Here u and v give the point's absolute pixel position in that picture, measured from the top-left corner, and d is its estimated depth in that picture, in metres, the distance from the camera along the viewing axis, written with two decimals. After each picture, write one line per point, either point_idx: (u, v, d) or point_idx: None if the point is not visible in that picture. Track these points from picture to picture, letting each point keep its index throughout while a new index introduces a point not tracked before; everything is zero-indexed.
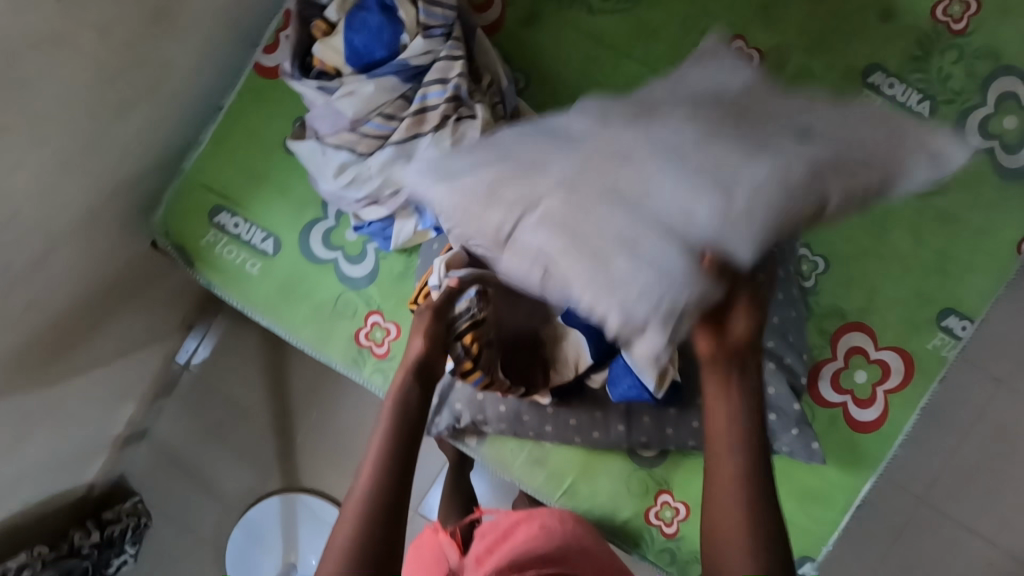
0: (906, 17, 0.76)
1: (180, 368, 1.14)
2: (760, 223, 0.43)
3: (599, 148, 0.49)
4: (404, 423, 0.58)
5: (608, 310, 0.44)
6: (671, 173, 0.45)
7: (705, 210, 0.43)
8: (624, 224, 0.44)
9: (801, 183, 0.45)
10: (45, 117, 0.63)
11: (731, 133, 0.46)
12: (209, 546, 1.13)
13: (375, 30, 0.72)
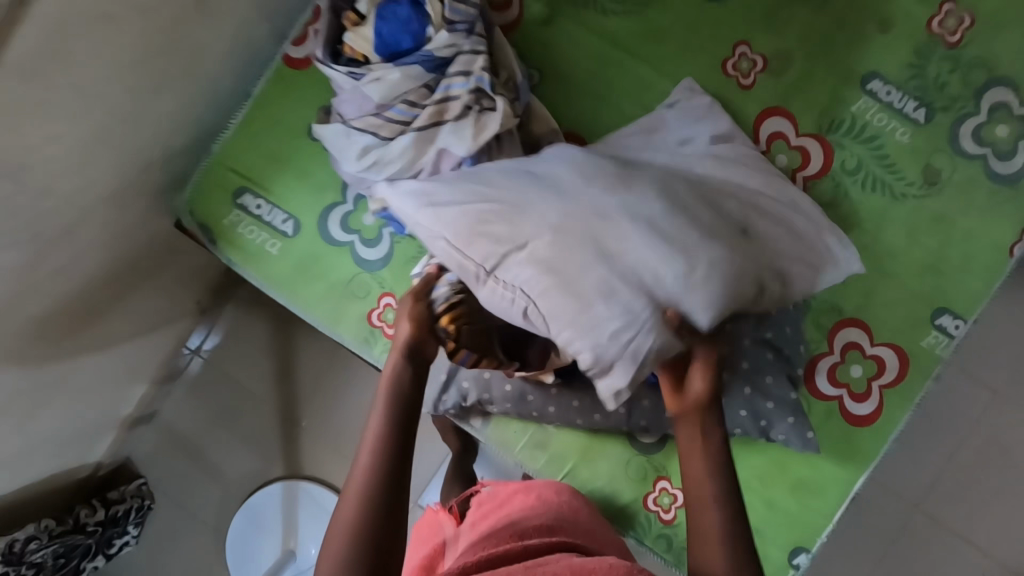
0: (905, 28, 0.82)
1: (187, 357, 1.29)
2: (713, 294, 0.61)
3: (580, 207, 0.63)
4: (398, 407, 0.62)
5: (585, 345, 0.60)
6: (644, 244, 0.61)
7: (670, 275, 0.60)
8: (605, 278, 0.60)
9: (741, 266, 0.62)
10: (89, 92, 0.69)
11: (690, 215, 0.63)
12: (211, 527, 1.30)
13: (406, 21, 0.70)
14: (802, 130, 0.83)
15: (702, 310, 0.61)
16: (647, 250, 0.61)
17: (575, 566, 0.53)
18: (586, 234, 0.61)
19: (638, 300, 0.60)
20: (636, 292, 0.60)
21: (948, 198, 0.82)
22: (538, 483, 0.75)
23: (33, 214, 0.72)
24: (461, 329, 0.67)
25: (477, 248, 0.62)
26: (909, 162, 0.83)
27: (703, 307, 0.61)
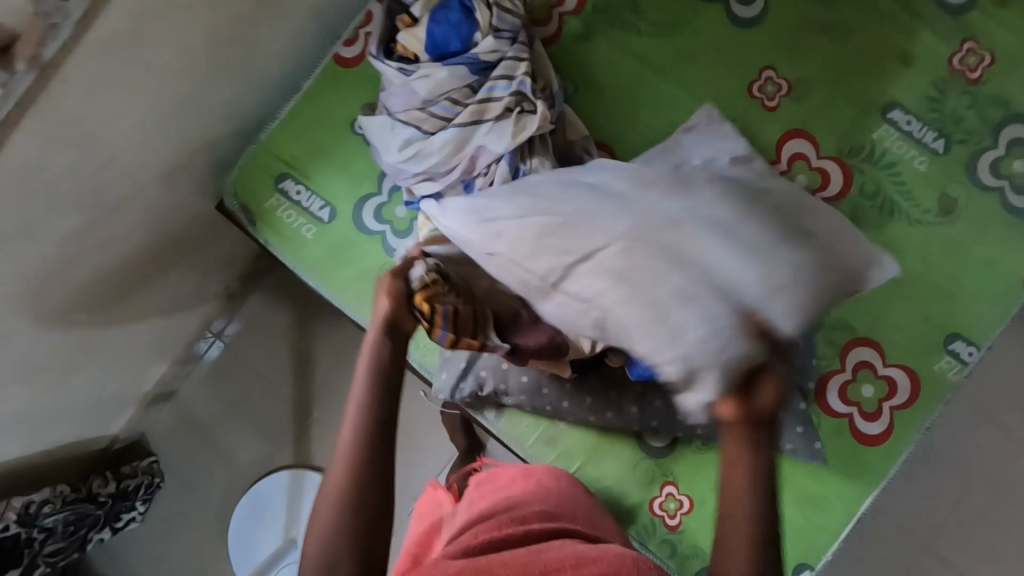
0: (926, 62, 0.86)
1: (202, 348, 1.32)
2: (794, 297, 0.59)
3: (647, 218, 0.65)
4: (378, 383, 0.59)
5: (668, 355, 0.59)
6: (717, 249, 0.61)
7: (750, 279, 0.59)
8: (679, 283, 0.60)
9: (817, 273, 0.62)
10: (159, 73, 0.74)
11: (759, 224, 0.64)
12: (217, 510, 1.31)
13: (456, 25, 0.76)
14: (823, 152, 0.87)
15: (786, 316, 0.59)
16: (715, 256, 0.61)
17: (579, 555, 0.53)
18: (652, 243, 0.62)
19: (715, 303, 0.59)
20: (718, 298, 0.59)
21: (964, 227, 0.84)
22: (534, 467, 0.75)
23: (92, 181, 0.77)
24: (436, 308, 0.64)
25: (540, 263, 0.66)
26: (926, 190, 0.85)
27: (784, 310, 0.59)
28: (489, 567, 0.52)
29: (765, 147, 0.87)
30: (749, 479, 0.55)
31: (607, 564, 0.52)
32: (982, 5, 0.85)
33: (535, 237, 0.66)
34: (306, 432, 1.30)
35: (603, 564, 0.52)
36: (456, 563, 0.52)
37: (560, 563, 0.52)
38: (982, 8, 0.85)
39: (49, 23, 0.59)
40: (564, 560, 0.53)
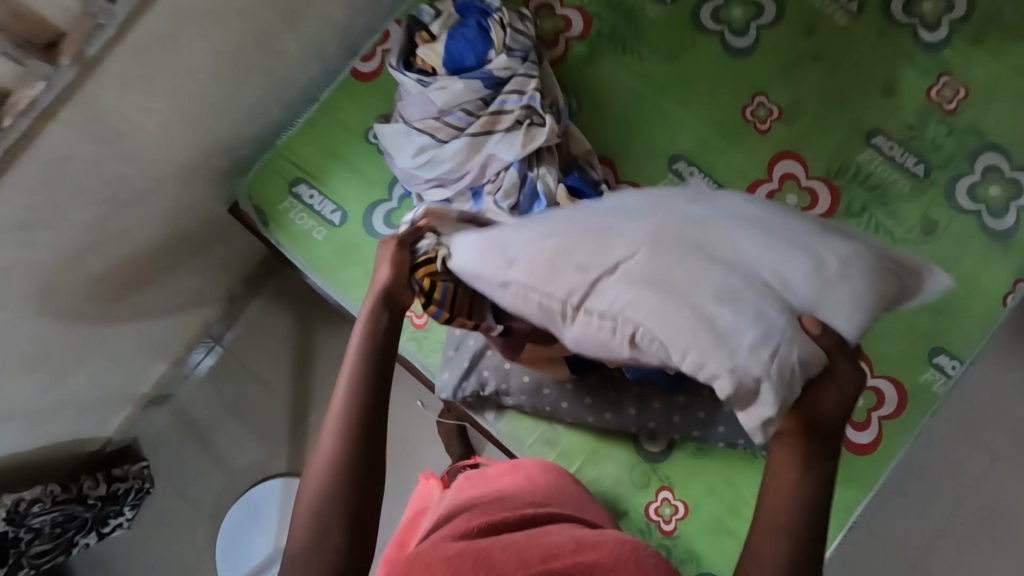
0: (907, 93, 0.92)
1: (199, 351, 1.32)
2: (859, 291, 0.49)
3: (667, 217, 0.55)
4: (370, 351, 0.60)
5: (722, 367, 0.47)
6: (756, 243, 0.51)
7: (802, 273, 0.50)
8: (719, 281, 0.50)
9: (880, 263, 0.52)
10: (188, 77, 0.79)
11: (794, 219, 0.55)
12: (207, 516, 1.31)
13: (472, 42, 0.81)
14: (812, 172, 0.92)
15: (846, 317, 0.49)
16: (760, 252, 0.51)
17: (579, 539, 0.54)
18: (685, 240, 0.52)
19: (768, 305, 0.48)
20: (765, 296, 0.49)
21: (945, 247, 0.89)
22: (526, 460, 0.75)
23: (115, 177, 0.80)
24: (435, 284, 0.65)
25: (559, 281, 0.54)
26: (909, 210, 0.90)
27: (842, 308, 0.49)
28: (487, 550, 0.51)
29: (758, 165, 0.93)
30: (796, 493, 0.50)
31: (607, 550, 0.52)
32: (956, 43, 0.92)
33: (545, 251, 0.56)
34: (302, 439, 1.30)
35: (603, 549, 0.52)
36: (454, 545, 0.51)
37: (559, 547, 0.52)
38: (956, 46, 0.92)
39: (95, 22, 0.62)
40: (564, 544, 0.53)
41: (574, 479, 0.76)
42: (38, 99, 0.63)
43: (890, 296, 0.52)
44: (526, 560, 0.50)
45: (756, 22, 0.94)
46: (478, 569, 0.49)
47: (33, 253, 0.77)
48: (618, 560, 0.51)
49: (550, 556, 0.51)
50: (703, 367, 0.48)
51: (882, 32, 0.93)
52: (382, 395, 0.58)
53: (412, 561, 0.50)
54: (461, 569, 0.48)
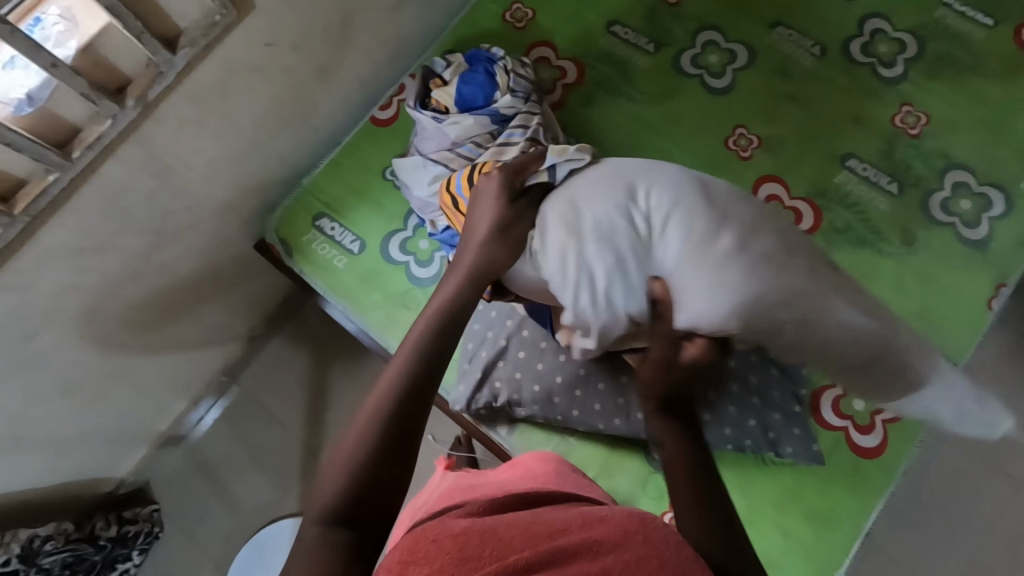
0: (873, 121, 1.02)
1: (203, 407, 1.33)
2: (718, 280, 0.68)
3: (621, 178, 0.74)
4: (437, 334, 0.64)
5: (573, 281, 0.71)
6: (666, 211, 0.72)
7: (677, 248, 0.70)
8: (613, 227, 0.71)
9: (759, 278, 0.69)
10: (231, 123, 0.89)
11: (724, 210, 0.72)
12: (214, 561, 1.27)
13: (481, 85, 0.92)
14: (795, 194, 1.00)
15: (696, 302, 0.68)
16: (673, 238, 0.71)
17: (585, 515, 0.52)
18: (625, 210, 0.72)
19: (633, 261, 0.71)
20: (634, 252, 0.71)
21: (925, 257, 0.95)
22: (523, 458, 0.80)
23: (159, 209, 0.88)
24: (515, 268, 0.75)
25: None
26: (889, 225, 0.97)
27: (694, 287, 0.69)
28: (494, 527, 0.50)
29: (745, 189, 1.01)
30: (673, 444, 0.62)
31: (613, 525, 0.50)
32: (912, 78, 1.03)
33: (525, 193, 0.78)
34: (313, 477, 1.29)
35: (609, 524, 0.50)
36: (459, 522, 0.50)
37: (566, 522, 0.51)
38: (913, 80, 1.03)
39: (157, 71, 0.73)
40: (571, 519, 0.51)
41: (574, 467, 0.78)
42: (104, 135, 0.72)
43: (772, 305, 0.69)
44: (532, 534, 0.49)
45: (732, 66, 1.06)
46: (485, 544, 0.47)
47: (80, 277, 0.82)
48: (626, 532, 0.49)
49: (557, 531, 0.49)
50: (560, 293, 0.72)
51: (845, 71, 1.05)
52: (428, 388, 0.61)
53: (417, 538, 0.49)
54: (467, 544, 0.47)
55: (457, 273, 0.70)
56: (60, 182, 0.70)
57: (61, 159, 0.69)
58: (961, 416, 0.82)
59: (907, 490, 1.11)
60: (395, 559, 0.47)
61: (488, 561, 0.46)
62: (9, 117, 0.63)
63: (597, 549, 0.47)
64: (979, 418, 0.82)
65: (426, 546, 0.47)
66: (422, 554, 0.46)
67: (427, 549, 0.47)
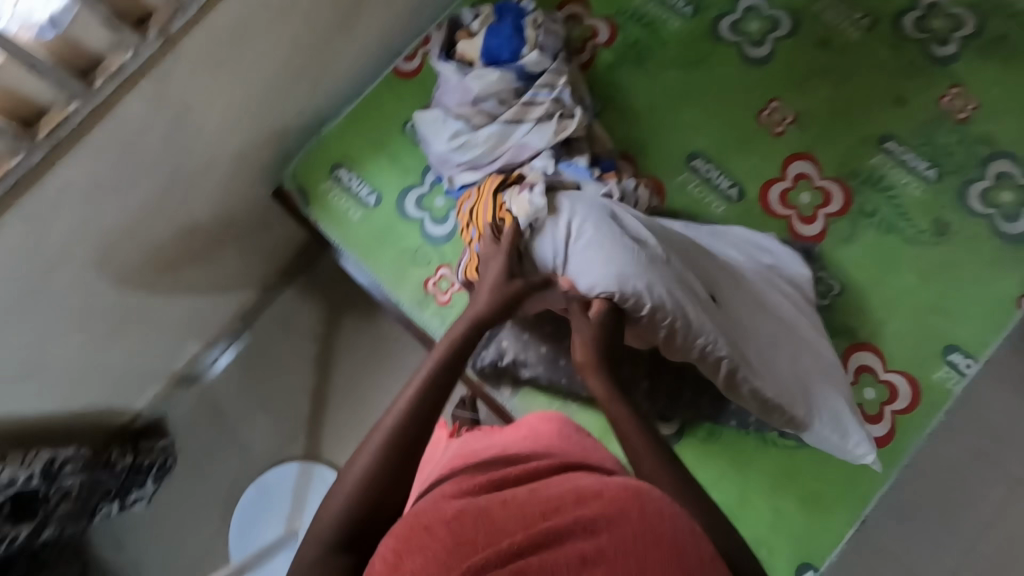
0: (918, 102, 0.97)
1: (215, 349, 1.35)
2: (617, 262, 0.73)
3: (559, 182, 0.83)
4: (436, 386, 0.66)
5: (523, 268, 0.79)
6: (582, 207, 0.78)
7: (582, 238, 0.76)
8: (538, 216, 0.78)
9: (659, 271, 0.74)
10: (253, 65, 0.88)
11: (634, 219, 0.78)
12: (222, 498, 1.32)
13: (509, 38, 0.89)
14: (825, 173, 0.96)
15: (598, 280, 0.73)
16: (584, 235, 0.76)
17: (580, 490, 0.52)
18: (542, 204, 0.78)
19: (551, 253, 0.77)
20: (551, 238, 0.77)
21: (957, 248, 0.91)
22: (529, 419, 0.79)
23: (180, 149, 0.88)
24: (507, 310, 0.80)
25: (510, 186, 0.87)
26: (921, 213, 0.93)
27: (592, 273, 0.74)
28: (488, 507, 0.51)
29: (773, 166, 0.97)
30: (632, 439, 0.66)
31: (608, 501, 0.51)
32: (965, 58, 0.97)
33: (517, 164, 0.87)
34: (320, 424, 1.33)
35: (604, 500, 0.51)
36: (454, 504, 0.51)
37: (560, 499, 0.52)
38: (965, 60, 0.97)
39: (179, 4, 0.72)
40: (565, 496, 0.52)
41: (577, 428, 0.78)
42: (125, 67, 0.71)
43: (668, 290, 0.73)
44: (526, 515, 0.50)
45: (773, 34, 1.01)
46: (479, 528, 0.49)
47: (102, 212, 0.83)
48: (621, 509, 0.50)
49: (551, 510, 0.50)
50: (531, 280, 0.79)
51: (893, 47, 0.99)
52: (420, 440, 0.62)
53: (413, 523, 0.50)
54: (461, 532, 0.48)
55: (443, 343, 0.71)
56: (80, 112, 0.70)
57: (80, 87, 0.69)
58: (837, 431, 0.80)
59: (908, 484, 1.10)
60: (392, 546, 0.49)
61: (482, 547, 0.47)
62: (33, 42, 0.63)
63: (590, 530, 0.48)
64: (848, 445, 0.81)
65: (420, 533, 0.49)
66: (417, 541, 0.48)
67: (422, 536, 0.48)
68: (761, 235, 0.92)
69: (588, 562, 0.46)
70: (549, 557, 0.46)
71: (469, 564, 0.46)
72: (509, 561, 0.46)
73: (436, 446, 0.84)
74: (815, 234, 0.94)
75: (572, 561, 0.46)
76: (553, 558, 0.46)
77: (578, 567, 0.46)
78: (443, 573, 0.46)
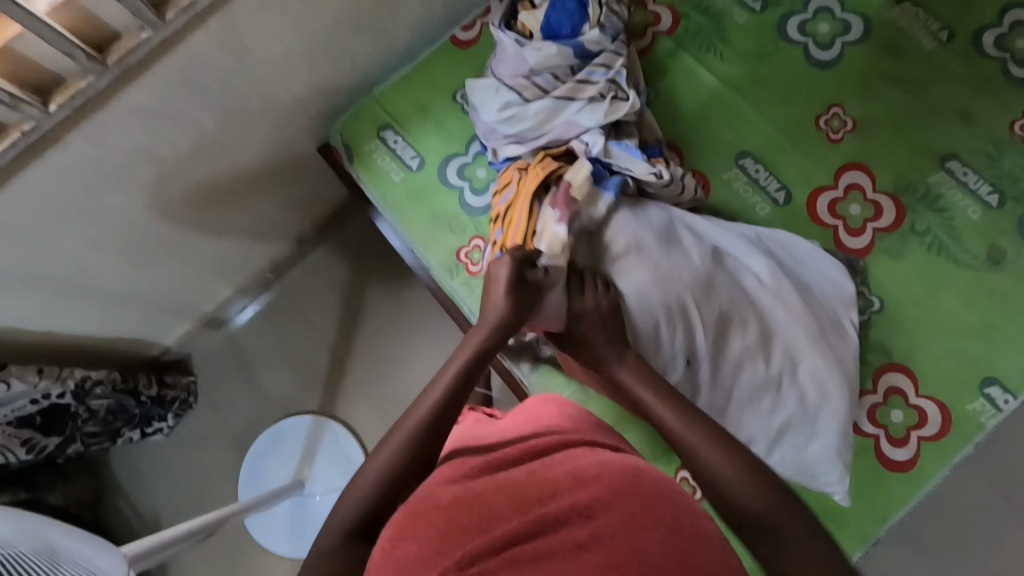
0: (990, 123, 0.92)
1: (246, 295, 1.39)
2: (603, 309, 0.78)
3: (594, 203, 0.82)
4: (461, 384, 0.67)
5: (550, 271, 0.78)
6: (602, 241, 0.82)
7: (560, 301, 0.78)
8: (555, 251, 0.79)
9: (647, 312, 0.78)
10: (316, 16, 0.89)
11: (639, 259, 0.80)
12: (237, 438, 1.36)
13: (571, 13, 0.88)
14: (879, 186, 0.93)
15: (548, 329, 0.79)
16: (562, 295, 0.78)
17: (576, 477, 0.51)
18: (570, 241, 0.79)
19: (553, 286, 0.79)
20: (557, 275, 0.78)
21: (1011, 278, 0.87)
22: (528, 404, 0.77)
23: (237, 89, 0.89)
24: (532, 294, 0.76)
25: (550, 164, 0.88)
26: (976, 238, 0.89)
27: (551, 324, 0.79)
28: (483, 494, 0.50)
29: (825, 172, 0.94)
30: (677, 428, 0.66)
31: (605, 486, 0.50)
32: None
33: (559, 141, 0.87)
34: (338, 381, 1.36)
35: (602, 484, 0.50)
36: (450, 491, 0.50)
37: (557, 484, 0.51)
38: None
39: None
40: (562, 481, 0.51)
41: (580, 409, 0.77)
42: (196, 2, 0.73)
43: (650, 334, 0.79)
44: (521, 501, 0.49)
45: (842, 38, 0.98)
46: (472, 515, 0.47)
47: (157, 142, 0.86)
48: (617, 494, 0.49)
49: (547, 496, 0.49)
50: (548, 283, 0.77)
51: (969, 63, 0.94)
52: (433, 450, 0.62)
53: (408, 513, 0.49)
54: (454, 518, 0.47)
55: (464, 350, 0.71)
56: (150, 41, 0.72)
57: (154, 17, 0.70)
58: (817, 470, 0.80)
59: (923, 517, 1.07)
60: (388, 536, 0.48)
61: (476, 533, 0.45)
62: None
63: (586, 514, 0.47)
64: (814, 477, 0.80)
65: (413, 524, 0.47)
66: (412, 529, 0.47)
67: (417, 525, 0.47)
68: (803, 241, 0.90)
69: (583, 546, 0.44)
70: (544, 542, 0.44)
71: (462, 550, 0.43)
72: (504, 547, 0.44)
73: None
74: (860, 247, 0.91)
75: (567, 546, 0.44)
76: (548, 543, 0.44)
77: (574, 551, 0.43)
78: (433, 560, 0.43)
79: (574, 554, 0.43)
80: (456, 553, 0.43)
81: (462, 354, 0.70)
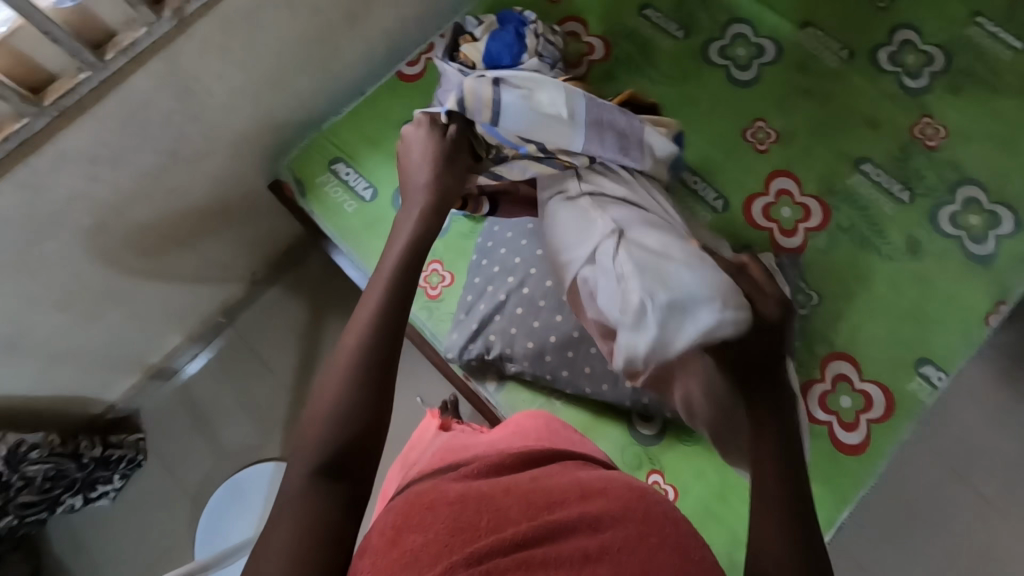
0: (894, 128, 1.03)
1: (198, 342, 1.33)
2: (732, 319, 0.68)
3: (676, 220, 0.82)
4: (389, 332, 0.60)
5: (664, 284, 0.70)
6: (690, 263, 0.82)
7: (704, 308, 0.68)
8: (656, 255, 0.73)
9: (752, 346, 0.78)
10: (260, 57, 0.90)
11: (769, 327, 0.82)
12: (192, 494, 1.28)
13: (510, 44, 0.93)
14: (806, 190, 1.00)
15: (700, 322, 0.68)
16: (693, 288, 0.70)
17: (585, 487, 0.50)
18: (559, 115, 0.78)
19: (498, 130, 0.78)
20: (676, 278, 0.71)
21: (929, 265, 0.95)
22: (514, 418, 0.77)
23: (184, 128, 0.89)
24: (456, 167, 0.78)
25: None
26: (895, 232, 0.97)
27: (697, 320, 0.69)
28: (491, 493, 0.48)
29: (757, 180, 1.01)
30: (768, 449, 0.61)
31: (613, 499, 0.49)
32: (935, 91, 1.03)
33: None
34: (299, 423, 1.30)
35: (609, 498, 0.49)
36: (457, 486, 0.49)
37: (564, 494, 0.49)
38: (936, 92, 1.03)
39: None
40: (569, 489, 0.50)
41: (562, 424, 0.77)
42: (137, 43, 0.73)
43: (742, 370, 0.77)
44: (529, 505, 0.47)
45: (757, 60, 1.07)
46: (481, 514, 0.46)
47: (96, 185, 0.84)
48: (625, 507, 0.48)
49: (555, 503, 0.48)
50: (675, 301, 0.69)
51: (870, 78, 1.05)
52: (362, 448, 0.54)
53: (413, 501, 0.48)
54: (464, 514, 0.46)
55: (375, 296, 0.63)
56: (89, 82, 0.72)
57: (94, 58, 0.70)
58: None
59: (883, 504, 1.12)
60: (392, 521, 0.47)
61: (485, 534, 0.44)
62: (50, 9, 0.64)
63: (595, 526, 0.46)
64: None
65: (421, 512, 0.46)
66: (417, 519, 0.46)
67: (423, 515, 0.46)
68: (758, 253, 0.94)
69: (593, 559, 0.43)
70: (553, 551, 0.43)
71: (472, 549, 0.43)
72: (511, 552, 0.43)
73: (425, 434, 0.79)
74: (795, 246, 0.98)
75: (576, 556, 0.43)
76: (557, 551, 0.43)
77: (582, 563, 0.42)
78: (440, 555, 0.43)
79: (582, 566, 0.42)
80: (467, 552, 0.43)
81: (379, 284, 0.65)
